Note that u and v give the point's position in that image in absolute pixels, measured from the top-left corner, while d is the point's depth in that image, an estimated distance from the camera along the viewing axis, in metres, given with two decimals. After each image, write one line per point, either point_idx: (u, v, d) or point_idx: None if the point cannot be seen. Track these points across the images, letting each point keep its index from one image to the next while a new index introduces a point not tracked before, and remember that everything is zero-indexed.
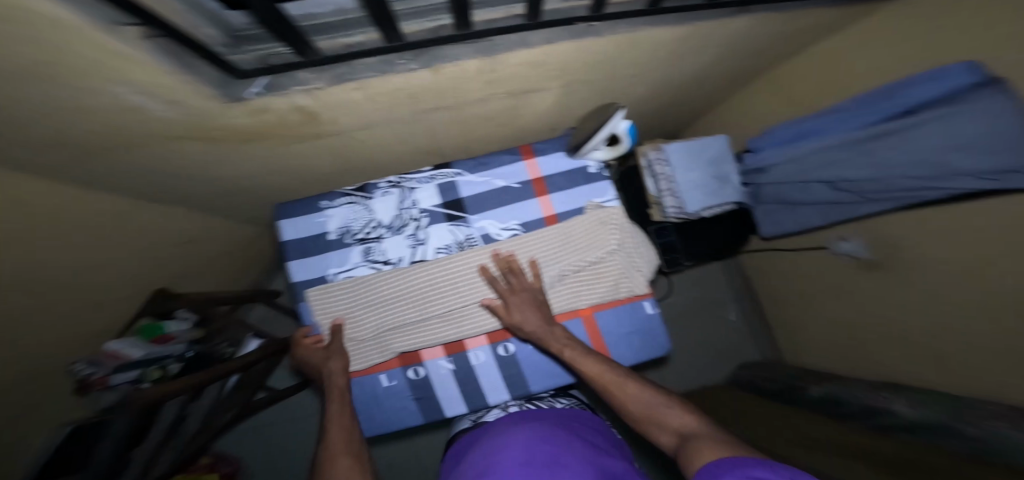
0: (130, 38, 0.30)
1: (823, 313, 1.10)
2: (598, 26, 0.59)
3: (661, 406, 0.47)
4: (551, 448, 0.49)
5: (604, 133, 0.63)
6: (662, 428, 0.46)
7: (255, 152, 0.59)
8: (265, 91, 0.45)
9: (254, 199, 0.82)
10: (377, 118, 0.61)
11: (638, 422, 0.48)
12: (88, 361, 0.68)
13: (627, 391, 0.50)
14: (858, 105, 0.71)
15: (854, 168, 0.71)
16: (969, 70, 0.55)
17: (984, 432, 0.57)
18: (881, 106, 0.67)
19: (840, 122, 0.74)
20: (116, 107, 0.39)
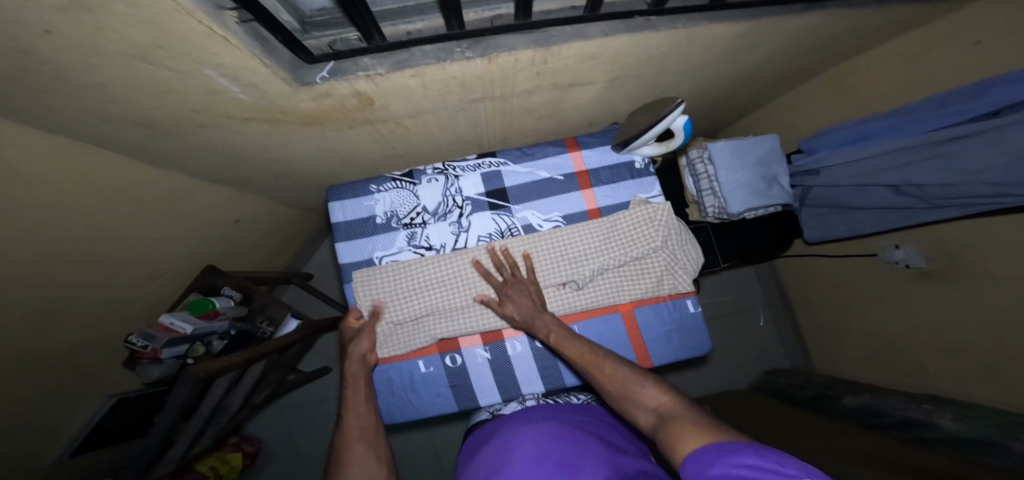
0: (228, 24, 0.33)
1: (864, 329, 1.04)
2: (655, 20, 0.58)
3: (637, 383, 0.47)
4: (566, 446, 0.52)
5: (659, 128, 0.60)
6: (639, 408, 0.45)
7: (313, 136, 0.62)
8: (331, 76, 0.47)
9: (302, 181, 0.86)
10: (428, 105, 0.63)
11: (617, 404, 0.48)
12: (142, 335, 0.73)
13: (608, 373, 0.50)
14: (938, 104, 0.65)
15: (921, 171, 0.64)
16: None
17: None
18: (962, 106, 0.60)
19: (912, 124, 0.67)
20: (201, 89, 0.42)
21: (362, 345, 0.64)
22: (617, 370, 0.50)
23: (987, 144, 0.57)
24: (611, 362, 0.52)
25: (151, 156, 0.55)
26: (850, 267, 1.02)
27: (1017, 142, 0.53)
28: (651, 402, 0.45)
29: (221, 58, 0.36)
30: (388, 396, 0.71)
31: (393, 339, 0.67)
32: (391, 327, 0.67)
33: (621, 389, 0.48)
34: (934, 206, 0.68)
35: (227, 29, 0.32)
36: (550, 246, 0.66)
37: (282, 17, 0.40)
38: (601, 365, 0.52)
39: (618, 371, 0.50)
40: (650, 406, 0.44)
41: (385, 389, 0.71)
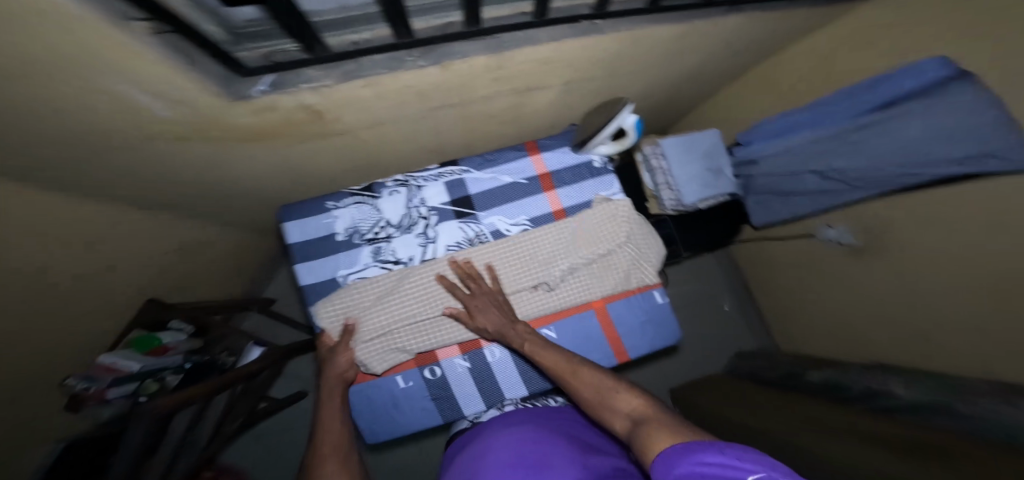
0: (139, 34, 0.29)
1: (813, 302, 1.13)
2: (601, 24, 0.60)
3: (613, 389, 0.48)
4: (539, 448, 0.54)
5: (611, 129, 0.63)
6: (614, 414, 0.46)
7: (261, 152, 0.58)
8: (271, 89, 0.44)
9: (256, 200, 0.81)
10: (384, 116, 0.62)
11: (593, 412, 0.48)
12: (82, 376, 0.68)
13: (583, 383, 0.50)
14: (845, 97, 0.72)
15: (843, 157, 0.71)
16: (942, 64, 0.58)
17: (979, 410, 0.63)
18: (864, 99, 0.68)
19: (825, 116, 0.75)
20: (116, 106, 0.37)
21: (337, 364, 0.61)
22: (591, 377, 0.51)
23: (886, 132, 0.65)
24: (585, 369, 0.52)
25: (70, 184, 0.49)
26: (798, 246, 1.10)
27: (911, 128, 0.61)
28: (626, 408, 0.45)
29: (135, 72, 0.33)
30: (368, 415, 0.69)
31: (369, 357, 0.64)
32: (369, 342, 0.63)
33: (597, 397, 0.48)
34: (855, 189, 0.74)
35: (139, 40, 0.29)
36: (518, 250, 0.66)
37: (204, 27, 0.35)
38: (575, 374, 0.52)
39: (594, 379, 0.50)
40: (625, 412, 0.45)
41: (365, 408, 0.69)
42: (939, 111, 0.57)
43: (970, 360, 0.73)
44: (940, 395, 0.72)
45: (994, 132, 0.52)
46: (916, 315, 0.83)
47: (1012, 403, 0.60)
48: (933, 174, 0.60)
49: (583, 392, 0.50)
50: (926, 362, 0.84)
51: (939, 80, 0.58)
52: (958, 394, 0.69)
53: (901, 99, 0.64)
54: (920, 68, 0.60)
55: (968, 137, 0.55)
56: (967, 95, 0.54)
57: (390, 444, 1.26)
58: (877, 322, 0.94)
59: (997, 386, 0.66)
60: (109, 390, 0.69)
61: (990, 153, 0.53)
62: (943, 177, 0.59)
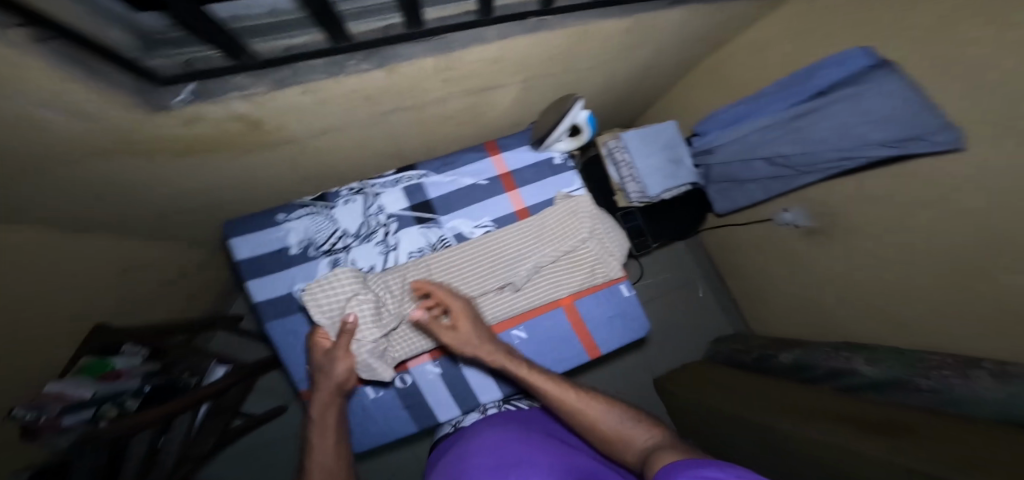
0: (40, 58, 0.27)
1: (778, 283, 1.18)
2: (549, 20, 0.60)
3: (628, 423, 0.57)
4: (519, 446, 0.58)
5: (564, 126, 0.63)
6: (630, 446, 0.55)
7: (200, 166, 0.55)
8: (195, 97, 0.41)
9: (205, 216, 0.77)
10: (333, 123, 0.60)
11: (609, 445, 0.56)
12: (27, 406, 0.56)
13: (598, 415, 0.58)
14: (782, 89, 0.80)
15: (788, 143, 0.77)
16: (865, 54, 0.65)
17: (936, 385, 0.71)
18: (799, 88, 0.76)
19: (768, 105, 0.82)
20: (39, 139, 0.35)
21: (340, 373, 0.57)
22: (606, 410, 0.58)
23: (826, 117, 0.71)
24: (598, 401, 0.59)
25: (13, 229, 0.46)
26: (761, 230, 1.15)
27: (848, 111, 0.68)
28: (641, 441, 0.55)
29: (36, 95, 0.29)
30: None
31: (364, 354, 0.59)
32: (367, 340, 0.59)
33: (612, 430, 0.56)
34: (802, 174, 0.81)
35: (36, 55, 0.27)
36: (482, 252, 0.66)
37: (110, 34, 0.32)
38: (589, 405, 0.59)
39: (609, 413, 0.58)
40: (640, 445, 0.54)
41: None
42: (870, 97, 0.66)
43: (939, 333, 0.79)
44: (900, 370, 0.79)
45: (916, 116, 0.61)
46: (874, 291, 0.89)
47: (961, 376, 0.68)
48: (867, 157, 0.68)
49: (600, 425, 0.57)
50: (888, 337, 0.90)
51: (864, 69, 0.67)
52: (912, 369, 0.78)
53: (831, 89, 0.72)
54: (847, 58, 0.68)
55: (897, 122, 0.63)
56: (894, 81, 0.63)
57: (375, 452, 1.24)
58: (838, 298, 0.99)
59: (953, 360, 0.74)
60: (61, 417, 0.58)
61: (917, 135, 0.61)
62: (878, 159, 0.67)
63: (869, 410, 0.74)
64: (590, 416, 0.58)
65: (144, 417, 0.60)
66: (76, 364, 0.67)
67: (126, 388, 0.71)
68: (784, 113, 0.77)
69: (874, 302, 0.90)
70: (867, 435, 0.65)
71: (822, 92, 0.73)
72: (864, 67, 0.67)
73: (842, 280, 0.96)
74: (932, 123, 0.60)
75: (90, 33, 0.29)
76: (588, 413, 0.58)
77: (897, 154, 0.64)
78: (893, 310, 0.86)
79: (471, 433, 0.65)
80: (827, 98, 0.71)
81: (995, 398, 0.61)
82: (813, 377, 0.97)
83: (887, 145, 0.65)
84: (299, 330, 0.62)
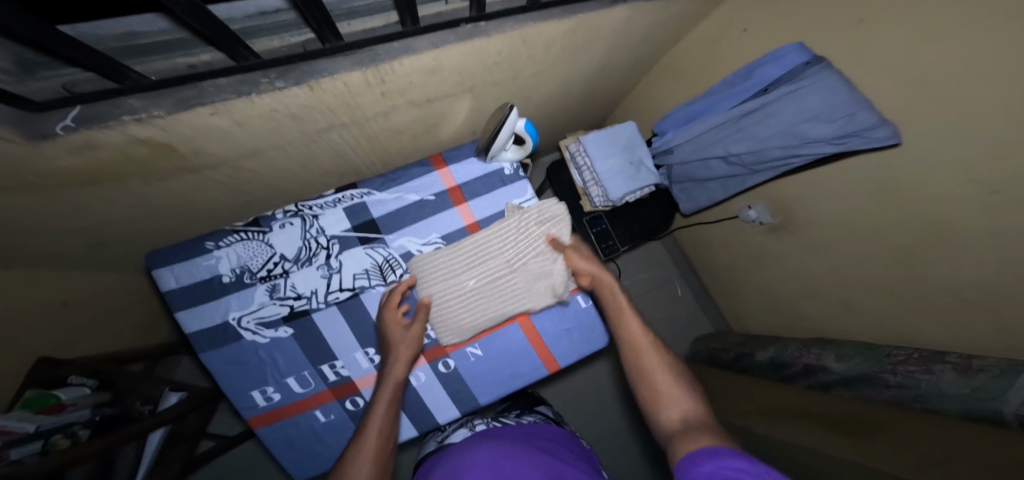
0: None
1: (753, 280, 1.16)
2: (485, 27, 0.57)
3: (684, 391, 0.52)
4: (513, 463, 0.56)
5: (504, 135, 0.62)
6: (669, 408, 0.50)
7: (115, 195, 0.53)
8: (78, 124, 0.39)
9: (146, 244, 0.74)
10: (264, 144, 0.57)
11: (652, 398, 0.53)
12: None
13: (656, 371, 0.54)
14: (728, 88, 0.81)
15: (738, 142, 0.78)
16: (800, 50, 0.68)
17: (901, 379, 0.70)
18: (744, 86, 0.77)
19: (716, 104, 0.83)
20: None
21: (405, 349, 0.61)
22: (668, 367, 0.55)
23: (767, 116, 0.72)
24: (665, 357, 0.56)
25: None
26: (731, 227, 1.14)
27: (787, 110, 0.69)
28: (683, 409, 0.50)
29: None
30: (289, 450, 0.67)
31: (521, 294, 0.67)
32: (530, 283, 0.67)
33: (664, 390, 0.52)
34: (754, 173, 0.81)
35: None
36: (430, 270, 0.64)
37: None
38: (653, 354, 0.56)
39: (667, 376, 0.54)
40: (677, 415, 0.49)
41: (284, 445, 0.66)
42: (808, 94, 0.66)
43: (907, 330, 0.77)
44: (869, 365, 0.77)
45: (852, 114, 0.63)
46: (843, 286, 0.87)
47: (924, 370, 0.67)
48: (808, 155, 0.69)
49: (654, 378, 0.54)
50: (853, 331, 0.89)
51: (800, 65, 0.69)
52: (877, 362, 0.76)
53: (773, 86, 0.73)
54: (783, 54, 0.70)
55: (834, 118, 0.64)
56: (825, 77, 0.65)
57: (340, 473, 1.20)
58: (808, 294, 0.98)
59: (915, 351, 0.72)
60: (9, 449, 0.53)
61: (851, 133, 0.63)
62: (820, 156, 0.68)
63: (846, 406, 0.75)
64: (648, 367, 0.55)
65: (78, 451, 0.55)
66: (20, 397, 0.62)
67: (76, 419, 0.66)
68: (731, 112, 0.78)
69: (840, 296, 0.89)
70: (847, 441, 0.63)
71: (764, 90, 0.74)
72: (801, 63, 0.69)
73: (811, 274, 0.94)
74: (867, 120, 0.61)
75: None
76: (650, 364, 0.55)
77: (841, 150, 0.65)
78: (860, 305, 0.85)
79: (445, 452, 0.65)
80: (767, 96, 0.72)
81: (960, 393, 0.58)
82: (789, 373, 0.96)
83: (828, 143, 0.66)
84: (240, 359, 0.62)
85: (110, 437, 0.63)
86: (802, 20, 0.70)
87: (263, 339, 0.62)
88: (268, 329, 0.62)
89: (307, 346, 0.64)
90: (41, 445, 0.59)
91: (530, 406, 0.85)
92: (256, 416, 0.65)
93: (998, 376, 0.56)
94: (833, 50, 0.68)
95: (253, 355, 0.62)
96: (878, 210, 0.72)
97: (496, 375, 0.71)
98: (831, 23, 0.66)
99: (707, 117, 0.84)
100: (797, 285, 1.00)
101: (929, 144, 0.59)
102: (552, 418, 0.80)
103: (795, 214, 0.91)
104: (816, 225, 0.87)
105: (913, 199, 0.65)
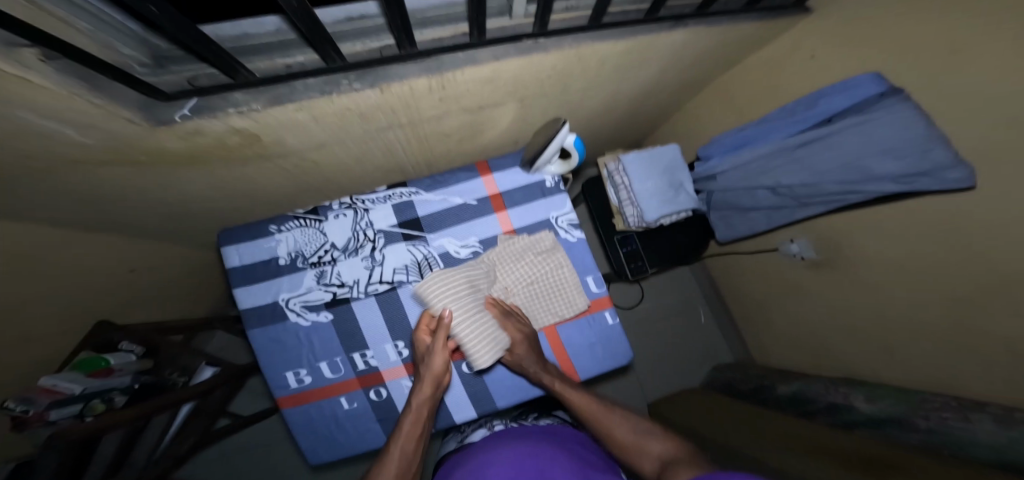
0: (29, 61, 0.28)
1: (784, 314, 1.12)
2: (544, 42, 0.59)
3: (644, 433, 0.61)
4: (535, 460, 0.59)
5: (553, 148, 0.64)
6: (647, 457, 0.58)
7: (197, 176, 0.57)
8: (193, 114, 0.43)
9: (211, 222, 0.80)
10: (331, 139, 0.60)
11: (627, 456, 0.59)
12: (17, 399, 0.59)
13: (614, 425, 0.62)
14: (788, 115, 0.80)
15: (791, 173, 0.77)
16: (877, 81, 0.65)
17: (934, 425, 0.67)
18: (806, 114, 0.76)
19: (772, 132, 0.82)
20: (36, 141, 0.37)
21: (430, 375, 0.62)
22: (627, 425, 0.62)
23: (828, 148, 0.71)
24: (621, 414, 0.64)
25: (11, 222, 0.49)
26: (767, 257, 1.12)
27: (854, 142, 0.67)
28: (656, 452, 0.58)
29: (33, 104, 0.32)
30: (311, 434, 0.69)
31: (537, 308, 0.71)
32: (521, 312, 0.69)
33: (631, 441, 0.60)
34: (804, 205, 0.80)
35: (29, 68, 0.28)
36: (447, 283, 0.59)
37: (118, 50, 0.36)
38: (610, 416, 0.63)
39: (624, 426, 0.62)
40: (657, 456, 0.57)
41: (307, 428, 0.69)
42: (877, 127, 0.65)
43: (951, 383, 0.73)
44: (901, 408, 0.75)
45: (926, 150, 0.60)
46: (885, 331, 0.84)
47: (961, 419, 0.64)
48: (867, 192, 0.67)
49: (619, 435, 0.61)
50: (892, 378, 0.85)
51: (873, 97, 0.66)
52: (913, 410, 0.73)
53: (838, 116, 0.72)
54: (857, 84, 0.68)
55: (904, 156, 0.62)
56: (900, 111, 0.62)
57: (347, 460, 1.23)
58: (846, 334, 0.94)
59: (954, 403, 0.69)
60: (48, 412, 0.61)
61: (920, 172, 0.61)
62: (880, 194, 0.66)
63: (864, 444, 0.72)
64: (607, 424, 0.62)
65: (114, 419, 0.60)
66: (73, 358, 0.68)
67: (117, 385, 0.73)
68: (788, 140, 0.77)
69: (880, 340, 0.85)
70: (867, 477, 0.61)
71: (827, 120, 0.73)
72: (874, 94, 0.66)
73: (852, 312, 0.91)
74: (942, 159, 0.58)
75: (71, 41, 0.31)
76: (609, 426, 0.62)
77: (906, 190, 0.63)
78: (902, 352, 0.81)
79: (468, 454, 0.66)
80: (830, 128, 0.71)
81: (995, 443, 0.57)
82: (813, 411, 0.93)
83: (894, 179, 0.64)
84: (281, 339, 0.66)
85: (143, 407, 0.67)
86: (872, 52, 0.68)
87: (304, 322, 0.66)
88: (310, 312, 0.66)
89: (344, 333, 0.67)
90: (81, 407, 0.66)
91: (547, 410, 0.86)
92: (285, 396, 0.68)
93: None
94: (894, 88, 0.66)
95: (293, 336, 0.66)
96: (933, 253, 0.69)
97: (516, 382, 0.72)
98: (895, 60, 0.65)
99: (760, 145, 0.83)
100: (833, 324, 0.96)
101: (1003, 191, 0.56)
102: (569, 421, 0.80)
103: (840, 248, 0.89)
104: (860, 262, 0.85)
105: (972, 247, 0.63)
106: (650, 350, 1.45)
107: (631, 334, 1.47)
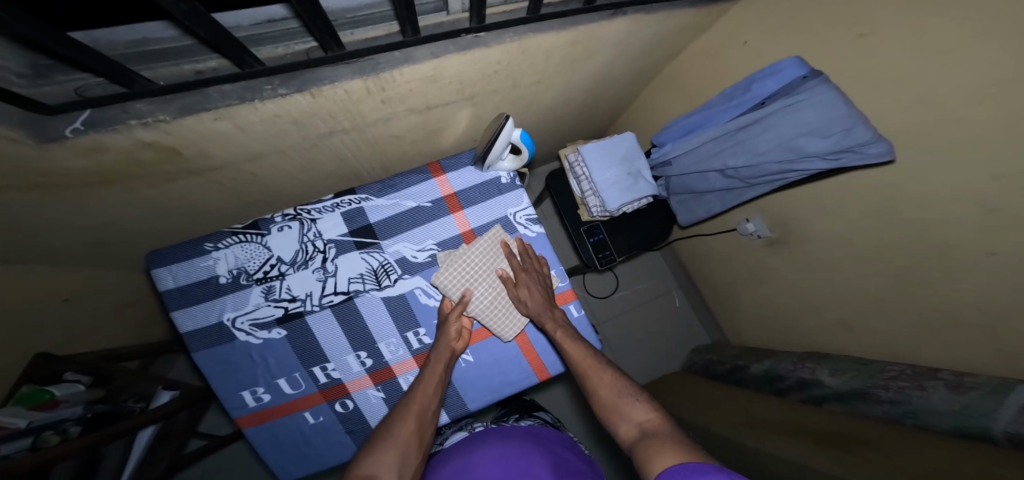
0: None
1: (752, 294, 1.15)
2: (484, 37, 0.57)
3: (630, 396, 0.55)
4: (522, 460, 0.58)
5: (500, 144, 0.64)
6: (627, 420, 0.53)
7: (118, 195, 0.54)
8: (87, 127, 0.40)
9: (151, 242, 0.76)
10: (264, 148, 0.58)
11: (606, 413, 0.55)
12: None
13: (602, 382, 0.58)
14: (726, 100, 0.82)
15: (736, 155, 0.78)
16: (797, 64, 0.68)
17: (895, 393, 0.69)
18: (741, 98, 0.77)
19: (715, 116, 0.83)
20: None
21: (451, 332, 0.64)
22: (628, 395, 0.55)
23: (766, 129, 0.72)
24: (611, 375, 0.58)
25: None
26: (731, 239, 1.14)
27: (791, 121, 0.68)
28: (637, 417, 0.52)
29: None
30: (278, 453, 0.67)
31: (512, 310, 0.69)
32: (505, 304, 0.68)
33: (615, 400, 0.55)
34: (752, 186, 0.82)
35: None
36: (462, 260, 0.67)
37: None
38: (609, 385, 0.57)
39: (613, 384, 0.57)
40: (636, 421, 0.52)
41: (272, 447, 0.66)
42: (805, 106, 0.66)
43: (902, 349, 0.76)
44: (861, 379, 0.78)
45: (850, 129, 0.62)
46: (840, 303, 0.86)
47: (917, 385, 0.67)
48: (810, 170, 0.69)
49: (602, 390, 0.57)
50: (849, 348, 0.89)
51: (797, 79, 0.69)
52: (870, 378, 0.76)
53: (770, 99, 0.73)
54: (783, 67, 0.70)
55: (830, 133, 0.64)
56: (826, 91, 0.64)
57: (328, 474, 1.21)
58: (806, 308, 0.96)
59: (910, 369, 0.72)
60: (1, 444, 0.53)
61: (849, 149, 0.63)
62: (818, 171, 0.69)
63: (833, 421, 0.74)
64: (595, 379, 0.58)
65: (68, 446, 0.57)
66: (13, 393, 0.64)
67: (69, 415, 0.67)
68: (729, 124, 0.78)
69: (837, 313, 0.88)
70: (828, 455, 0.62)
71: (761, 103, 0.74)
72: (798, 77, 0.69)
73: (809, 288, 0.93)
74: (864, 137, 0.60)
75: None
76: (603, 388, 0.57)
77: (837, 166, 0.66)
78: (855, 322, 0.84)
79: (449, 452, 0.65)
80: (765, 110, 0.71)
81: (949, 409, 0.60)
82: (784, 385, 0.95)
83: (824, 157, 0.66)
84: (233, 359, 0.63)
85: (100, 432, 0.64)
86: (803, 32, 0.69)
87: (256, 340, 0.63)
88: (261, 330, 0.63)
89: (300, 348, 0.64)
90: (31, 441, 0.59)
91: (529, 410, 0.85)
92: (245, 416, 0.65)
93: (988, 395, 0.56)
94: (832, 66, 0.67)
95: (245, 355, 0.63)
96: (875, 226, 0.72)
97: (487, 382, 0.71)
98: (828, 40, 0.66)
99: (706, 129, 0.84)
100: (795, 299, 0.99)
101: (932, 161, 0.58)
102: (550, 422, 0.80)
103: (794, 227, 0.91)
104: (812, 238, 0.87)
105: (910, 217, 0.65)
106: (629, 337, 1.47)
107: (610, 323, 1.48)
